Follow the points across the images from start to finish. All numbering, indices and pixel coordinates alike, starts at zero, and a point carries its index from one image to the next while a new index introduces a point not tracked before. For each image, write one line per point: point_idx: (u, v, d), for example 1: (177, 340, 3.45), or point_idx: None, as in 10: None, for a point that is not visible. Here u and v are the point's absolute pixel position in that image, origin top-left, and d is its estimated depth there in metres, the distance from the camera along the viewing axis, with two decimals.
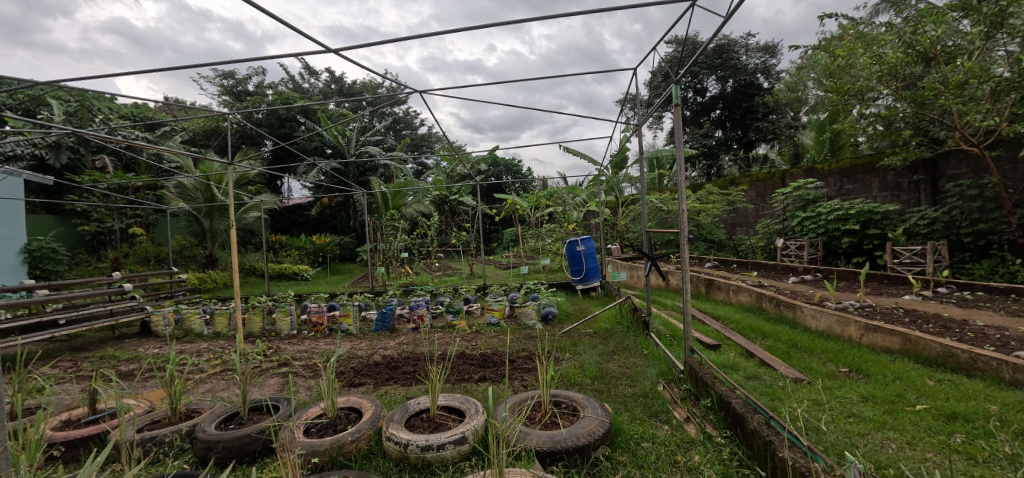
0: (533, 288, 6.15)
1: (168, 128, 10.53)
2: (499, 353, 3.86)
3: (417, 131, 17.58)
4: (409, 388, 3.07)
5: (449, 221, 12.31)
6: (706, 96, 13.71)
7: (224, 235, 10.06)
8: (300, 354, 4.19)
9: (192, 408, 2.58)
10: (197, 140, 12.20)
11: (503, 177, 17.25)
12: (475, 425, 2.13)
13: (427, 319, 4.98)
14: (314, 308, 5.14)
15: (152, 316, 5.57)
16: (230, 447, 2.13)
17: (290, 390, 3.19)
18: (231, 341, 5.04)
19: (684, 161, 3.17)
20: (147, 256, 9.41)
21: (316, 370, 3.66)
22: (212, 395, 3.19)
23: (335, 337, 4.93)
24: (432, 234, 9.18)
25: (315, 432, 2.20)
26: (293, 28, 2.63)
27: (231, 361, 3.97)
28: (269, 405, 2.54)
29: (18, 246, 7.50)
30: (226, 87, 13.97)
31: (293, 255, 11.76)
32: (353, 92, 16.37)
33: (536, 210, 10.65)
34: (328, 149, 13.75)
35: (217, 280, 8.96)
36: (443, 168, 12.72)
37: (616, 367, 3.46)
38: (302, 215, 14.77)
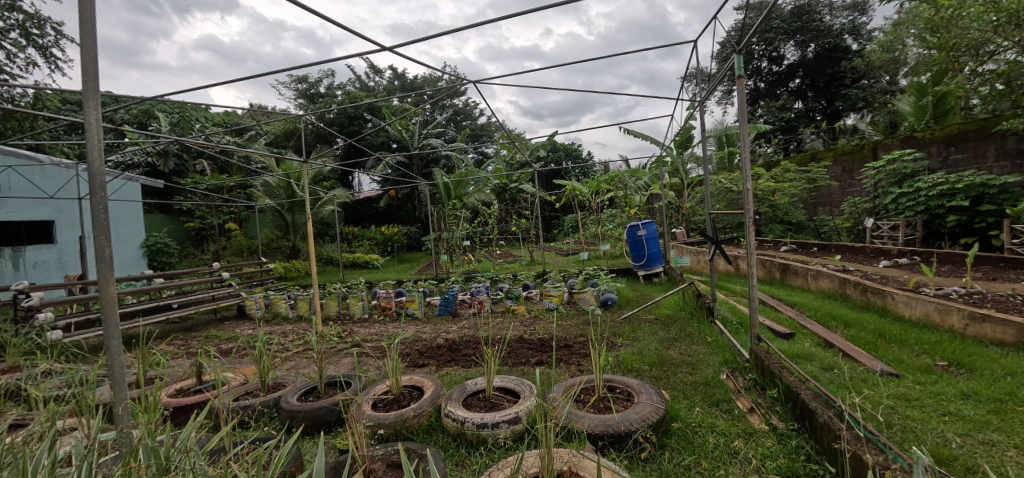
0: (592, 275, 6.10)
1: (253, 132, 11.67)
2: (557, 337, 3.90)
3: (477, 122, 17.85)
4: (469, 369, 3.20)
5: (509, 208, 12.52)
6: (783, 65, 12.57)
7: (304, 228, 10.96)
8: (371, 336, 4.50)
9: (279, 382, 2.88)
10: (277, 141, 13.40)
11: (563, 162, 17.04)
12: (529, 406, 2.15)
13: (487, 304, 5.11)
14: (383, 294, 5.51)
15: (246, 301, 6.23)
16: (309, 417, 2.37)
17: (361, 368, 3.46)
18: (313, 323, 5.56)
19: (751, 135, 2.94)
20: (241, 249, 10.59)
21: (384, 351, 3.93)
22: (296, 371, 3.55)
23: (404, 320, 5.26)
24: (493, 222, 9.32)
25: (381, 406, 2.34)
26: (347, 29, 2.75)
27: (312, 341, 4.37)
28: (343, 381, 2.78)
29: (140, 241, 8.83)
30: (301, 90, 15.09)
31: (365, 245, 12.61)
32: (412, 88, 16.95)
33: (595, 195, 10.47)
34: (393, 143, 14.41)
35: (299, 269, 9.87)
36: (503, 156, 12.85)
37: (676, 354, 3.35)
38: (372, 207, 15.74)
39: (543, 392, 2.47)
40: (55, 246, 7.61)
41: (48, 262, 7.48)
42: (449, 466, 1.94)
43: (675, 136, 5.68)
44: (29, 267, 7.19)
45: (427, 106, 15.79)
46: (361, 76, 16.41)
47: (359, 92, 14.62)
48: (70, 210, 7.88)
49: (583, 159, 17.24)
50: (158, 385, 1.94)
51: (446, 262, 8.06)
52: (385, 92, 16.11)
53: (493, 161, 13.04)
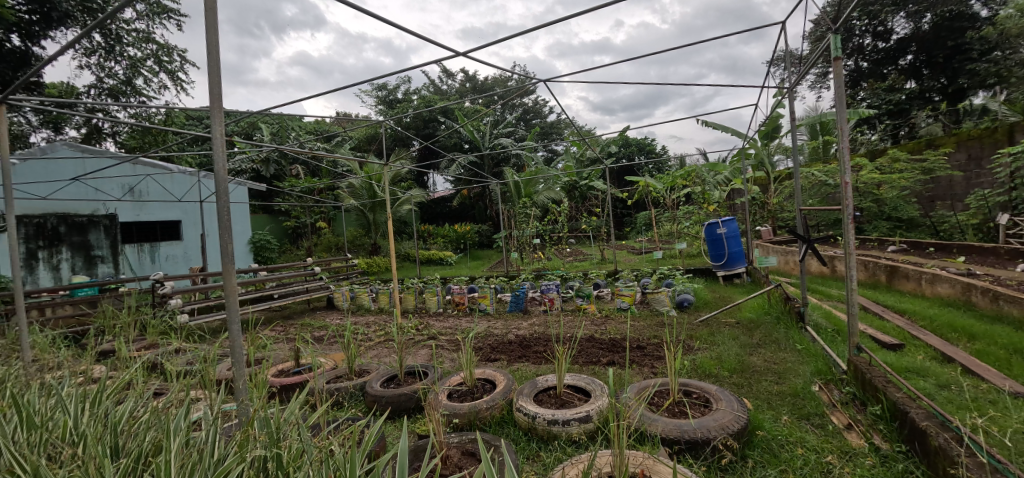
0: (666, 274, 5.86)
1: (338, 138, 12.74)
2: (629, 338, 3.80)
3: (546, 120, 17.88)
4: (540, 366, 3.23)
5: (580, 206, 12.40)
6: (892, 40, 11.07)
7: (385, 225, 11.72)
8: (446, 330, 4.71)
9: (364, 368, 3.13)
10: (361, 146, 14.52)
11: (636, 158, 16.44)
12: (600, 406, 2.12)
13: (557, 302, 5.10)
14: (457, 289, 5.74)
15: (334, 293, 6.83)
16: (392, 402, 2.54)
17: (437, 359, 3.64)
18: (393, 316, 5.95)
19: (850, 122, 2.64)
20: (330, 245, 11.65)
21: (457, 345, 4.08)
22: (379, 359, 3.83)
23: (476, 315, 5.45)
24: (563, 220, 9.32)
25: (456, 397, 2.43)
26: (427, 39, 2.91)
27: (392, 333, 4.68)
28: (420, 371, 2.94)
29: (247, 238, 10.00)
30: (381, 97, 16.15)
31: (439, 242, 13.26)
32: (481, 90, 17.40)
33: (671, 191, 10.04)
34: (465, 144, 14.94)
35: (381, 265, 10.66)
36: (571, 153, 12.73)
37: (760, 361, 3.11)
38: (445, 206, 16.32)
39: (616, 393, 2.42)
40: (181, 242, 8.86)
41: (176, 256, 8.77)
42: (521, 459, 1.97)
43: (760, 126, 5.26)
44: (162, 260, 8.51)
45: (498, 106, 16.13)
46: (434, 81, 17.19)
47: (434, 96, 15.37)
48: (193, 211, 9.15)
49: (655, 154, 16.55)
50: (265, 365, 2.20)
51: (517, 259, 8.20)
52: (457, 94, 16.73)
53: (563, 158, 12.99)
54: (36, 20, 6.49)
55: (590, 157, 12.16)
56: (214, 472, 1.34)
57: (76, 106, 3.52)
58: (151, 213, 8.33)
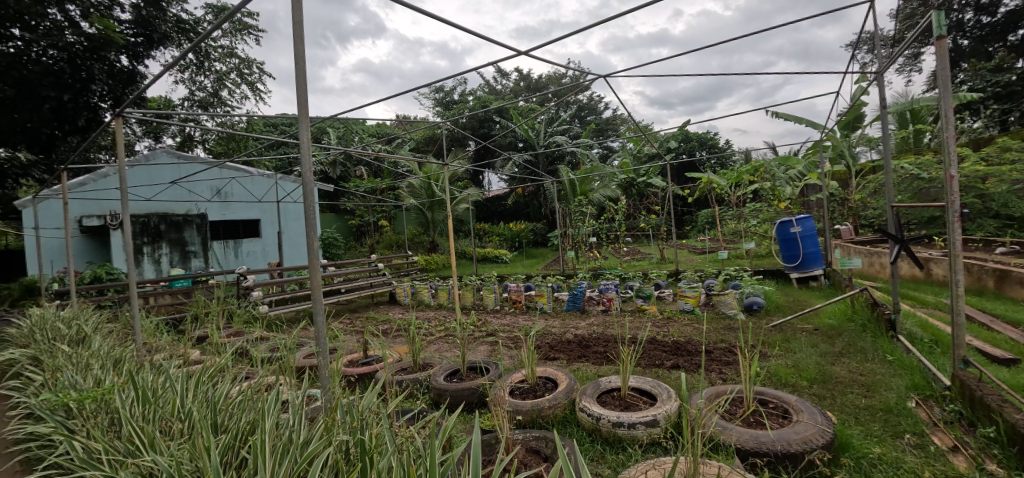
0: (732, 276, 5.57)
1: (399, 140, 13.31)
2: (694, 341, 3.64)
3: (601, 116, 17.59)
4: (601, 367, 3.18)
5: (638, 204, 12.10)
6: (1002, 13, 9.71)
7: (442, 224, 11.94)
8: (504, 327, 4.78)
9: (427, 362, 3.21)
10: (421, 147, 15.14)
11: (699, 153, 15.53)
12: (668, 410, 2.03)
13: (617, 302, 5.02)
14: (513, 287, 5.80)
15: (396, 288, 7.16)
16: (456, 396, 2.59)
17: (497, 356, 3.69)
18: (452, 311, 6.14)
19: (955, 108, 2.35)
20: (392, 243, 12.29)
21: (516, 342, 4.12)
22: (441, 353, 3.96)
23: (534, 313, 5.51)
24: (620, 219, 9.15)
25: (518, 393, 2.43)
26: (489, 40, 2.94)
27: (451, 328, 4.81)
28: (482, 366, 2.95)
29: (316, 236, 10.65)
30: (438, 99, 16.66)
31: (495, 241, 13.54)
32: (533, 89, 17.43)
33: (736, 188, 9.54)
34: (519, 143, 15.05)
35: (438, 262, 11.10)
36: (628, 150, 12.41)
37: (844, 371, 2.85)
38: (499, 205, 16.31)
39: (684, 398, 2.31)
40: (260, 239, 9.64)
41: (255, 252, 9.56)
42: (585, 460, 1.94)
43: (841, 116, 4.84)
44: (242, 255, 9.33)
45: (551, 105, 16.09)
46: (490, 81, 17.47)
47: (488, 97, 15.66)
48: (271, 210, 9.90)
49: (717, 149, 15.71)
50: (337, 355, 2.34)
51: (573, 258, 8.16)
52: (511, 94, 16.88)
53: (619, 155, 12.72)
54: (141, 42, 7.26)
55: (648, 154, 11.81)
56: (301, 454, 1.46)
57: (171, 118, 3.91)
58: (234, 212, 9.17)
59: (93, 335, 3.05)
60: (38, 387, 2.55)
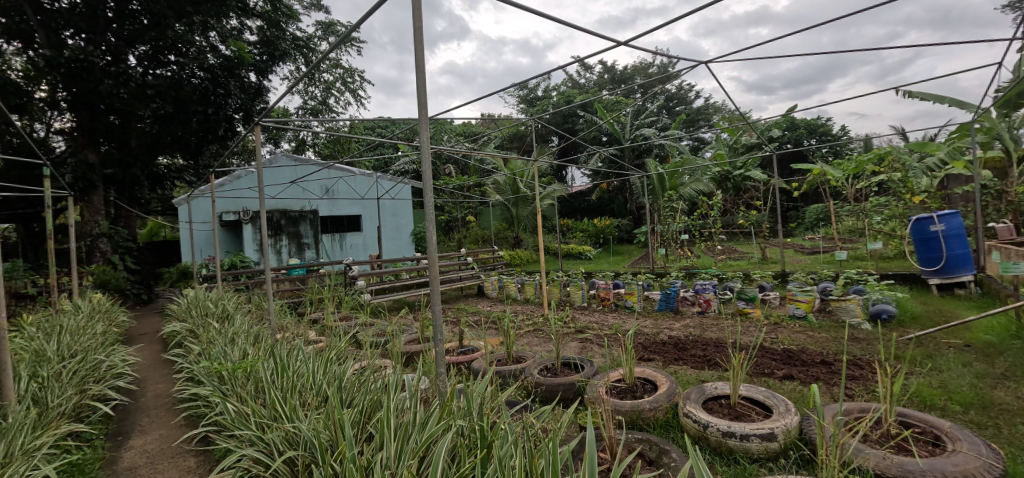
0: (854, 280, 4.97)
1: (484, 138, 13.80)
2: (810, 351, 3.32)
3: (692, 105, 16.61)
4: (702, 371, 3.01)
5: (736, 200, 11.28)
6: None
7: (527, 220, 12.23)
8: (593, 324, 4.74)
9: (520, 356, 3.16)
10: (506, 144, 15.61)
11: (806, 141, 13.98)
12: (787, 424, 1.87)
13: (715, 304, 4.84)
14: (601, 284, 5.73)
15: (483, 281, 7.47)
16: (551, 390, 2.55)
17: (588, 353, 3.67)
18: (539, 306, 6.24)
19: None
20: (478, 237, 12.86)
21: (607, 340, 4.06)
22: (531, 346, 4.04)
23: (623, 312, 5.42)
24: (716, 214, 8.64)
25: (616, 393, 2.37)
26: (591, 33, 2.88)
27: (539, 322, 4.88)
28: (576, 362, 2.90)
29: (408, 231, 11.39)
30: (523, 96, 16.95)
31: (579, 237, 13.48)
32: (617, 82, 16.89)
33: (854, 181, 8.55)
34: (604, 137, 14.79)
35: (523, 257, 11.38)
36: (723, 140, 11.57)
37: (1010, 398, 2.41)
38: (584, 200, 16.39)
39: (804, 414, 2.10)
40: (361, 233, 10.55)
41: (357, 245, 10.47)
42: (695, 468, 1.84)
43: (1003, 93, 4.06)
44: (347, 247, 10.29)
45: (638, 97, 15.46)
46: (573, 75, 17.38)
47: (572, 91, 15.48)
48: (372, 207, 10.79)
49: (830, 136, 13.94)
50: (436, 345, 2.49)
51: (664, 255, 7.84)
52: (595, 87, 16.61)
53: (712, 147, 11.87)
54: (265, 59, 8.86)
55: (748, 145, 10.90)
56: (419, 435, 1.60)
57: (287, 127, 4.38)
58: (341, 208, 10.17)
59: (234, 314, 3.60)
60: (198, 355, 3.10)
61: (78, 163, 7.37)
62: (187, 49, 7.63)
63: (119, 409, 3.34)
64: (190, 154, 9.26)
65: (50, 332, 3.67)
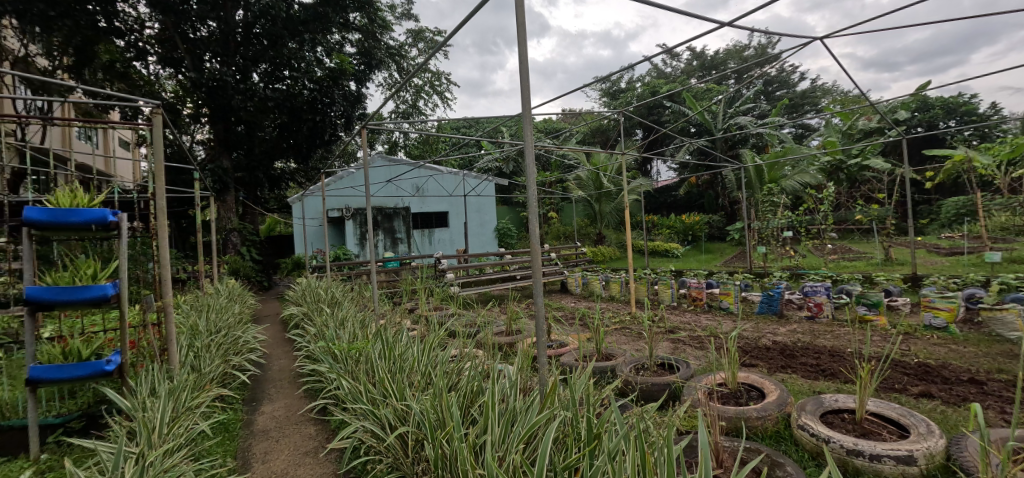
0: (1013, 287, 4.22)
1: (567, 134, 13.97)
2: (954, 367, 2.89)
3: (797, 89, 15.12)
4: (816, 382, 2.77)
5: (851, 193, 10.18)
6: None
7: (609, 216, 12.26)
8: (686, 325, 4.58)
9: (609, 352, 3.17)
10: (588, 139, 15.65)
11: (943, 123, 11.97)
12: (931, 448, 1.66)
13: (828, 308, 4.43)
14: (693, 284, 5.53)
15: (567, 277, 7.56)
16: (647, 390, 2.48)
17: (680, 354, 3.56)
18: (626, 304, 6.17)
19: None
20: (560, 234, 13.21)
21: (701, 342, 3.90)
22: (621, 344, 4.02)
23: (718, 313, 5.16)
24: (828, 209, 7.96)
25: (719, 398, 2.27)
26: (686, 14, 2.79)
27: (627, 320, 4.83)
28: (670, 363, 2.80)
29: (491, 226, 11.83)
30: (605, 90, 16.77)
31: (664, 234, 13.13)
32: (706, 68, 15.79)
33: (1010, 169, 7.28)
34: (693, 128, 14.17)
35: (607, 254, 11.37)
36: (835, 126, 10.38)
37: None
38: (671, 196, 15.89)
39: (951, 438, 1.85)
40: (448, 228, 11.28)
41: (445, 239, 11.21)
42: None
43: None
44: (434, 241, 11.07)
45: (731, 82, 14.32)
46: (658, 65, 16.76)
47: (657, 81, 14.78)
48: (458, 203, 11.45)
49: (974, 115, 11.78)
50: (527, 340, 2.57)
51: (765, 254, 7.26)
52: (683, 75, 15.85)
53: (820, 134, 10.74)
54: (363, 68, 9.71)
55: (868, 130, 9.64)
56: (521, 423, 1.68)
57: (380, 131, 4.69)
58: (429, 205, 10.98)
59: (342, 301, 4.02)
60: (315, 336, 3.53)
61: (215, 167, 8.80)
62: (298, 63, 8.72)
63: (253, 378, 3.93)
64: (302, 159, 10.44)
65: (201, 311, 4.43)
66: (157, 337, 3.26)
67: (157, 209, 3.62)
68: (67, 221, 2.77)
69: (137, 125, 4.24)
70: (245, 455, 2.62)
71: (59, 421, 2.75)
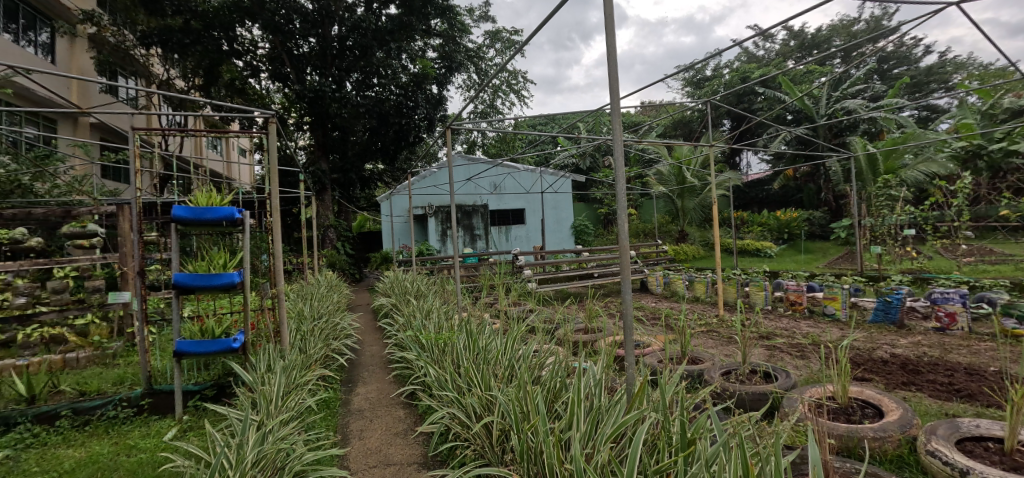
0: None
1: (647, 128, 13.72)
2: None
3: (922, 65, 13.18)
4: (947, 404, 2.45)
5: (992, 184, 8.78)
6: None
7: (692, 213, 11.94)
8: (783, 331, 4.30)
9: (696, 357, 3.08)
10: (670, 132, 15.22)
11: None
12: None
13: (964, 320, 3.90)
14: (792, 286, 5.21)
15: (648, 277, 7.44)
16: (745, 397, 2.36)
17: (777, 362, 3.38)
18: (713, 306, 5.92)
19: None
20: (640, 231, 13.18)
21: (802, 351, 3.64)
22: (707, 347, 3.88)
23: (822, 320, 4.78)
24: (961, 203, 7.09)
25: (827, 414, 2.10)
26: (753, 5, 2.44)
27: (714, 323, 4.65)
28: (768, 372, 2.63)
29: (567, 224, 11.92)
30: (688, 78, 16.02)
31: (755, 232, 12.68)
32: (805, 49, 14.32)
33: None
34: (790, 115, 13.15)
35: (689, 252, 11.11)
36: (971, 106, 8.93)
37: None
38: (762, 190, 15.22)
39: None
40: (524, 225, 11.53)
41: (521, 236, 11.50)
42: None
43: None
44: (511, 238, 11.42)
45: (835, 64, 12.87)
46: (749, 48, 15.60)
47: (747, 67, 13.75)
48: (535, 201, 11.65)
49: None
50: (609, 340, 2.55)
51: (879, 255, 6.49)
52: (778, 58, 14.59)
53: (951, 116, 9.32)
54: (445, 71, 10.34)
55: (1016, 110, 8.22)
56: (609, 424, 1.69)
57: (459, 131, 4.88)
58: (507, 202, 11.29)
59: (426, 294, 4.32)
60: (403, 326, 3.82)
61: (315, 170, 9.86)
62: (385, 70, 9.33)
63: (350, 361, 4.36)
64: (388, 160, 11.10)
65: (306, 298, 5.01)
66: (270, 321, 3.73)
67: (272, 208, 4.14)
68: (204, 217, 3.28)
69: (253, 133, 4.84)
70: (345, 431, 2.94)
71: (197, 388, 3.30)
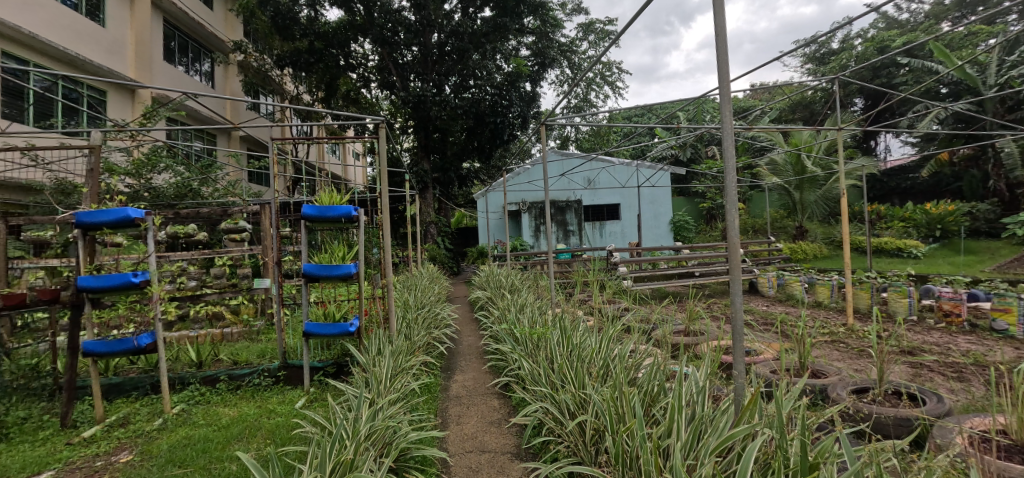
0: None
1: (759, 113, 12.66)
2: None
3: None
4: None
5: None
6: None
7: (813, 206, 10.79)
8: (932, 346, 3.73)
9: (819, 370, 2.82)
10: (785, 117, 13.82)
11: None
12: None
13: None
14: (947, 294, 4.46)
15: (759, 278, 6.88)
16: (884, 420, 2.12)
17: (924, 383, 2.98)
18: (839, 313, 5.28)
19: None
20: (749, 228, 12.27)
21: (964, 376, 3.16)
22: (832, 360, 3.51)
23: (990, 337, 4.01)
24: None
25: (997, 450, 1.78)
26: None
27: (840, 333, 4.18)
28: (915, 395, 2.32)
29: (665, 219, 11.43)
30: (809, 55, 14.36)
31: (896, 228, 11.11)
32: (968, 6, 11.77)
33: None
34: (945, 87, 11.12)
35: (808, 251, 9.93)
36: None
37: None
38: (906, 179, 13.19)
39: None
40: (620, 221, 11.30)
41: (616, 232, 11.27)
42: None
43: None
44: (605, 234, 11.24)
45: (1012, 20, 10.41)
46: (889, 12, 13.40)
47: (886, 34, 11.82)
48: (631, 196, 11.37)
49: None
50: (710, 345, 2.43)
51: None
52: (929, 20, 12.29)
53: None
54: (538, 67, 10.43)
55: None
56: (714, 433, 1.64)
57: (553, 127, 4.94)
58: (602, 197, 11.22)
59: (520, 289, 4.51)
60: (499, 319, 4.05)
61: (419, 171, 10.77)
62: (482, 72, 9.87)
63: (449, 350, 4.73)
64: (484, 158, 11.50)
65: (413, 289, 5.54)
66: (381, 308, 4.21)
67: (381, 206, 4.63)
68: (328, 214, 3.81)
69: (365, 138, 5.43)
70: (444, 415, 3.23)
71: (321, 364, 3.87)
